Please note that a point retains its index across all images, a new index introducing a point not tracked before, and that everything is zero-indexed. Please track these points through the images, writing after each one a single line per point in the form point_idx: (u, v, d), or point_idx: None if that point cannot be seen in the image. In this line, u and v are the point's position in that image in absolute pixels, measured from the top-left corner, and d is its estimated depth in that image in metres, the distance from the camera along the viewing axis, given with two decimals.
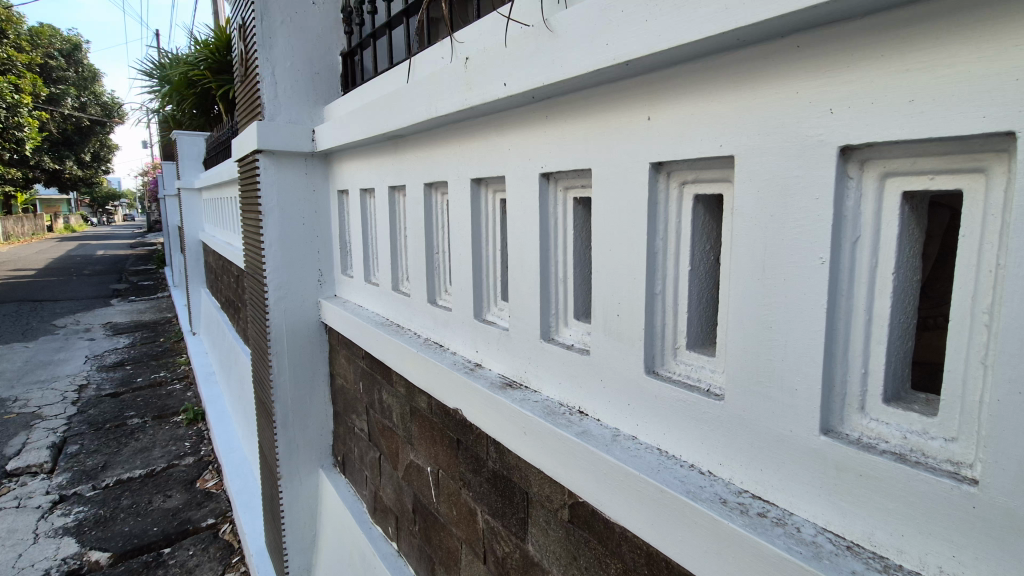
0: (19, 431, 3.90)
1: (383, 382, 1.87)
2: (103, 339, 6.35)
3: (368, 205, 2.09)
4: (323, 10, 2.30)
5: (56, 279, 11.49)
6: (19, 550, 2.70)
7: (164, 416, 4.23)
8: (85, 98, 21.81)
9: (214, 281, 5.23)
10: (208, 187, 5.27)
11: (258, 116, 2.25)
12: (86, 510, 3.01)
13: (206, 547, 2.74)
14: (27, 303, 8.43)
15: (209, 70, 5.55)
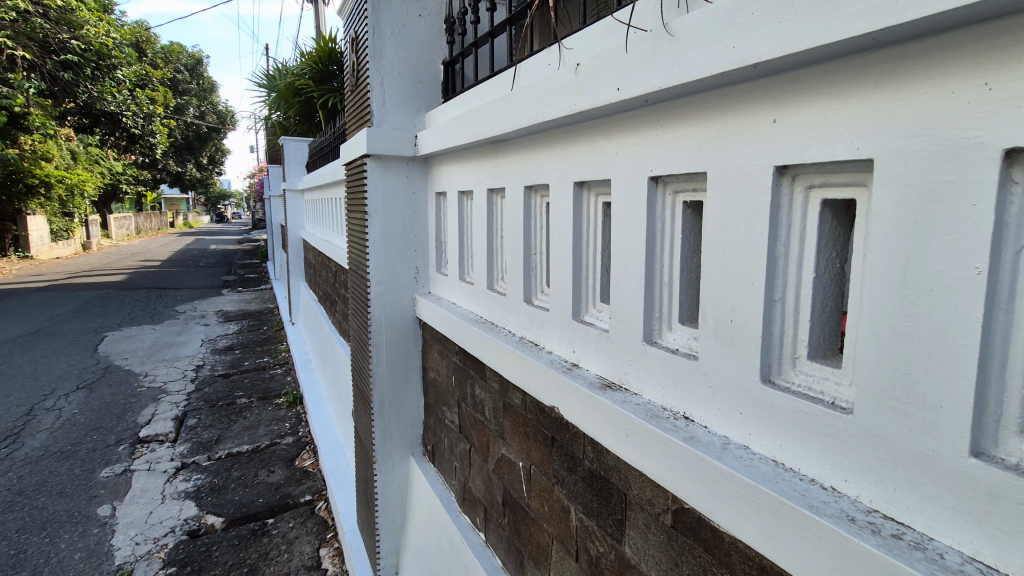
0: (149, 403, 4.40)
1: (475, 377, 1.94)
2: (216, 325, 7.04)
3: (465, 207, 2.18)
4: (429, 22, 2.43)
5: (177, 269, 12.89)
6: (150, 507, 3.03)
7: (267, 398, 4.63)
8: (204, 108, 24.31)
9: (313, 276, 5.65)
10: (310, 188, 5.72)
11: (367, 123, 2.42)
12: (203, 478, 3.34)
13: (304, 521, 2.96)
14: (154, 290, 9.52)
15: (313, 80, 6.04)
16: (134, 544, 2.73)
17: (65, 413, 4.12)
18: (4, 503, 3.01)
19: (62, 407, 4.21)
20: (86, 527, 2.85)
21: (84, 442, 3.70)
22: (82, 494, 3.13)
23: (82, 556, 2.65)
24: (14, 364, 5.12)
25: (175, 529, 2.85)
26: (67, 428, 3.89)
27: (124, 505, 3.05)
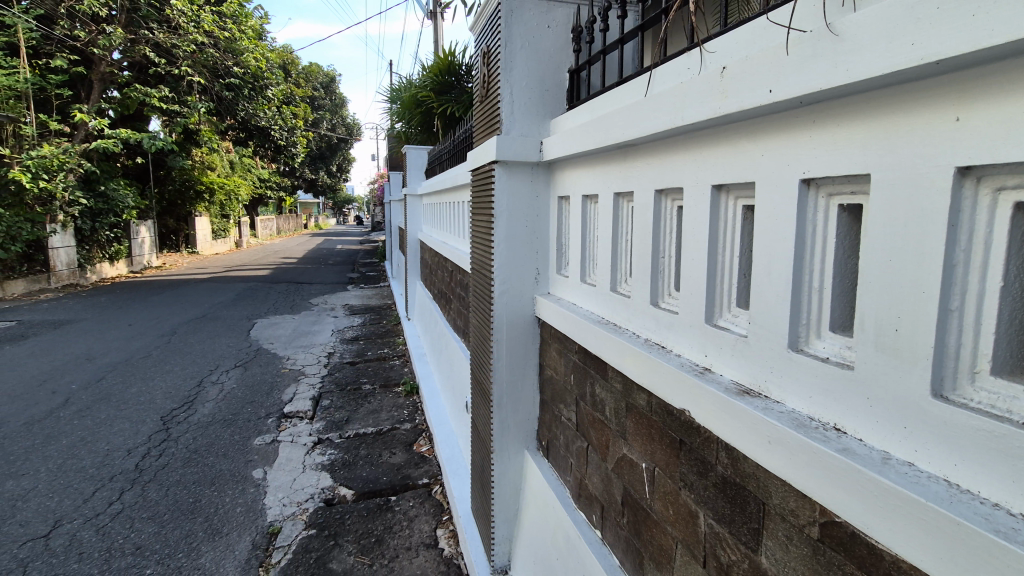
0: (291, 383, 4.98)
1: (596, 376, 1.97)
2: (344, 318, 7.75)
3: (589, 211, 2.23)
4: (557, 32, 2.53)
5: (310, 266, 14.39)
6: (294, 474, 3.40)
7: (388, 386, 5.03)
8: (335, 121, 26.90)
9: (429, 275, 6.05)
10: (429, 193, 6.14)
11: (497, 130, 2.56)
12: (336, 453, 3.71)
13: (422, 502, 3.18)
14: (293, 284, 10.71)
15: (433, 91, 6.51)
16: (282, 504, 3.07)
17: (226, 387, 4.77)
18: (182, 457, 3.51)
19: (224, 382, 4.89)
20: (244, 486, 3.24)
21: (242, 413, 4.26)
22: (241, 457, 3.58)
23: (242, 510, 3.00)
24: (189, 342, 6.05)
25: (314, 495, 3.18)
26: (228, 400, 4.51)
27: (273, 470, 3.45)
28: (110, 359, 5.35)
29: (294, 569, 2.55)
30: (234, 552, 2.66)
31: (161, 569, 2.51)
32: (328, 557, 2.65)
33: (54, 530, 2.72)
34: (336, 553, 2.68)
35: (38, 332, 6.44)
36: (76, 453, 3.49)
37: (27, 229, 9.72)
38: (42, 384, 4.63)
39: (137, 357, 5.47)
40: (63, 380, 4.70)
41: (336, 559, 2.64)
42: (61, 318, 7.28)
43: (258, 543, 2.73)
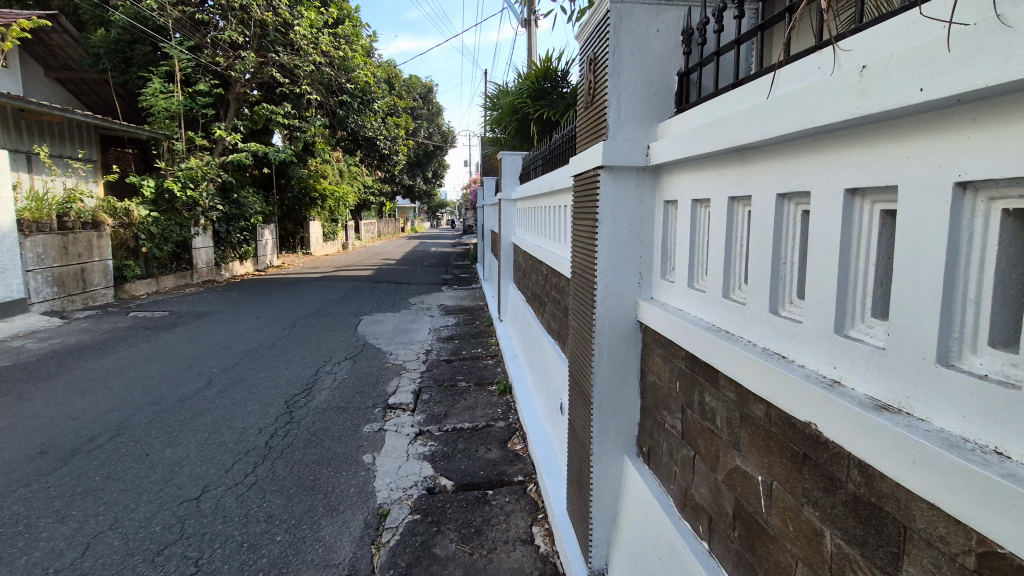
0: (394, 376, 5.33)
1: (706, 384, 1.93)
2: (439, 317, 8.12)
3: (699, 215, 2.18)
4: (666, 36, 2.51)
5: (407, 267, 15.22)
6: (399, 462, 3.64)
7: (483, 384, 5.22)
8: (432, 129, 28.29)
9: (522, 278, 6.18)
10: (523, 198, 6.30)
11: (603, 136, 2.57)
12: (436, 445, 3.91)
13: (518, 498, 3.26)
14: (393, 284, 11.39)
15: (530, 98, 6.73)
16: (389, 489, 3.29)
17: (338, 377, 5.20)
18: (304, 438, 3.88)
19: (336, 373, 5.33)
20: (357, 469, 3.51)
21: (353, 401, 4.62)
22: (352, 442, 3.88)
23: (355, 490, 3.25)
24: (305, 335, 6.65)
25: (418, 483, 3.38)
26: (341, 389, 4.91)
27: (381, 456, 3.70)
28: (242, 347, 6.03)
29: (402, 549, 2.71)
30: (350, 528, 2.88)
31: (289, 536, 2.76)
32: (432, 542, 2.79)
33: (203, 493, 3.09)
34: (439, 539, 2.82)
35: (186, 321, 7.40)
36: (218, 428, 3.96)
37: (177, 232, 11.20)
38: (190, 367, 5.31)
39: (265, 346, 6.12)
40: (206, 364, 5.37)
41: (439, 545, 2.78)
42: (203, 309, 8.31)
43: (370, 523, 2.93)
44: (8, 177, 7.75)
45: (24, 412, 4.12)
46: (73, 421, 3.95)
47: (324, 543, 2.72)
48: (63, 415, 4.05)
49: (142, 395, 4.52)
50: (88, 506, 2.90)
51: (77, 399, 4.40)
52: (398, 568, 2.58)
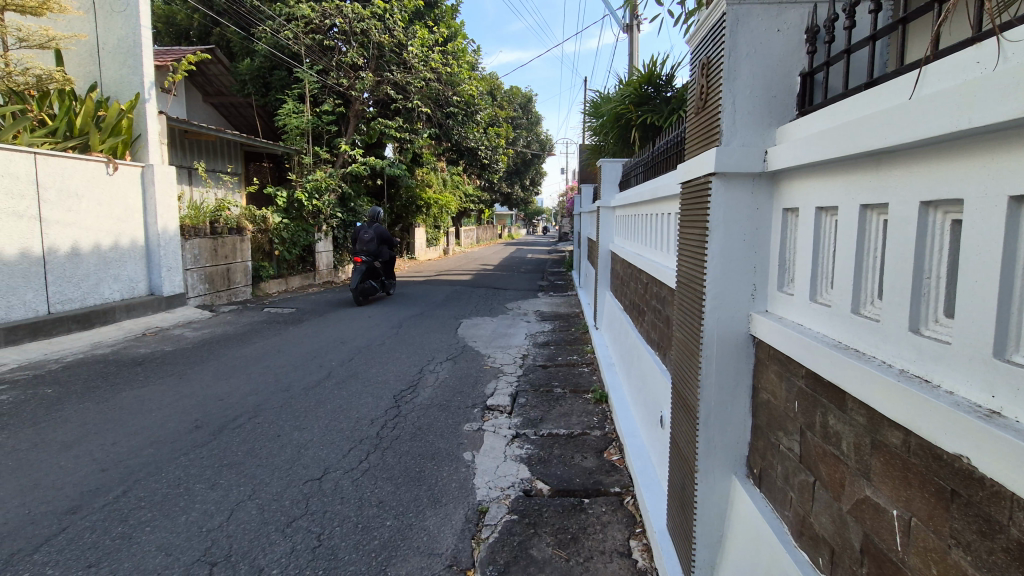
0: (492, 378, 5.51)
1: (830, 405, 1.79)
2: (535, 323, 8.24)
3: (823, 224, 2.04)
4: (787, 36, 2.38)
5: (504, 273, 15.61)
6: (497, 461, 3.75)
7: (578, 391, 5.21)
8: (529, 138, 29.01)
9: (620, 286, 6.10)
10: (622, 206, 6.24)
11: (716, 142, 2.49)
12: (532, 448, 3.98)
13: (614, 509, 3.22)
14: (491, 289, 11.75)
15: (632, 104, 6.70)
16: (489, 487, 3.41)
17: (440, 376, 5.48)
18: (410, 432, 4.13)
19: (438, 371, 5.62)
20: (458, 464, 3.67)
21: (454, 400, 4.84)
22: (454, 438, 4.07)
23: (457, 485, 3.41)
24: (411, 335, 7.08)
25: (515, 484, 3.46)
26: (443, 387, 5.18)
27: (480, 455, 3.84)
28: (356, 343, 6.56)
29: (501, 547, 2.80)
30: (452, 520, 3.02)
31: (397, 522, 2.95)
32: (529, 543, 2.85)
33: (325, 475, 3.41)
34: (536, 541, 2.87)
35: (309, 318, 8.20)
36: (337, 416, 4.34)
37: (303, 237, 12.43)
38: (313, 359, 5.88)
39: (375, 343, 6.61)
40: (326, 358, 5.91)
41: (536, 547, 2.82)
42: (323, 307, 9.16)
43: (470, 518, 3.05)
44: (175, 189, 9.08)
45: (185, 390, 4.80)
46: (221, 401, 4.53)
47: (429, 532, 2.88)
48: (214, 395, 4.67)
49: (274, 382, 5.08)
50: (233, 476, 3.31)
51: (224, 382, 5.04)
52: (497, 564, 2.67)
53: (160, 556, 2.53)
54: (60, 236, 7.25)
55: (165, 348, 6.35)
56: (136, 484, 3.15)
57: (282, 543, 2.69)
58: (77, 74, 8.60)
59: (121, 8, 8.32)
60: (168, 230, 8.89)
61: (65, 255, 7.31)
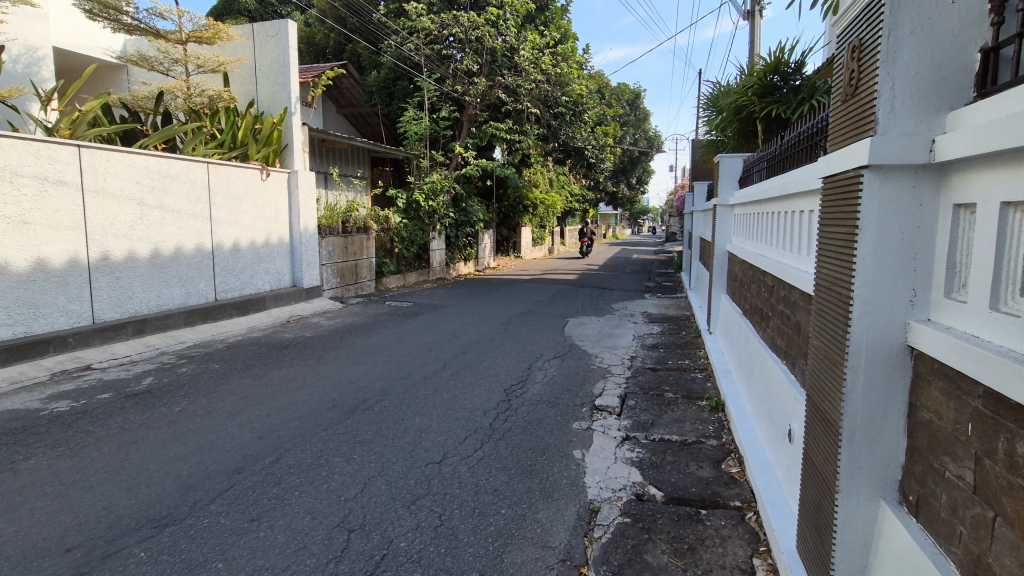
0: (600, 378, 5.46)
1: (1018, 431, 1.55)
2: (644, 325, 8.03)
3: (1009, 222, 1.75)
4: (963, 8, 2.09)
5: (610, 273, 15.41)
6: (607, 462, 3.71)
7: (691, 397, 5.00)
8: (637, 135, 28.60)
9: (738, 289, 5.76)
10: (741, 204, 5.88)
11: (868, 132, 2.23)
12: (643, 452, 3.89)
13: (735, 524, 3.03)
14: (597, 289, 11.67)
15: (756, 95, 6.31)
16: (599, 487, 3.38)
17: (549, 373, 5.55)
18: (521, 425, 4.23)
19: (547, 368, 5.69)
20: (568, 461, 3.69)
21: (563, 398, 4.87)
22: (563, 436, 4.10)
23: (568, 481, 3.43)
24: (520, 331, 7.25)
25: (627, 487, 3.40)
26: (551, 384, 5.24)
27: (590, 455, 3.82)
28: (468, 338, 6.85)
29: (614, 548, 2.77)
30: (564, 516, 3.04)
31: (512, 512, 3.04)
32: (644, 548, 2.80)
33: (444, 459, 3.61)
34: (650, 547, 2.80)
35: (425, 311, 8.72)
36: (452, 406, 4.56)
37: (419, 236, 13.22)
38: (430, 350, 6.24)
39: (486, 338, 6.85)
40: (441, 350, 6.24)
41: (651, 553, 2.76)
42: (437, 302, 9.68)
43: (583, 516, 3.05)
44: (314, 192, 10.10)
45: (322, 373, 5.33)
46: (352, 385, 4.97)
47: (542, 525, 2.93)
48: (345, 378, 5.14)
49: (397, 370, 5.47)
50: (364, 453, 3.62)
51: (355, 367, 5.53)
52: (611, 565, 2.65)
53: (307, 518, 2.84)
54: (225, 233, 8.38)
55: (305, 334, 7.09)
56: (286, 453, 3.56)
57: (408, 519, 2.89)
58: (239, 93, 9.83)
59: (274, 33, 9.42)
60: (307, 229, 9.91)
61: (228, 250, 8.45)
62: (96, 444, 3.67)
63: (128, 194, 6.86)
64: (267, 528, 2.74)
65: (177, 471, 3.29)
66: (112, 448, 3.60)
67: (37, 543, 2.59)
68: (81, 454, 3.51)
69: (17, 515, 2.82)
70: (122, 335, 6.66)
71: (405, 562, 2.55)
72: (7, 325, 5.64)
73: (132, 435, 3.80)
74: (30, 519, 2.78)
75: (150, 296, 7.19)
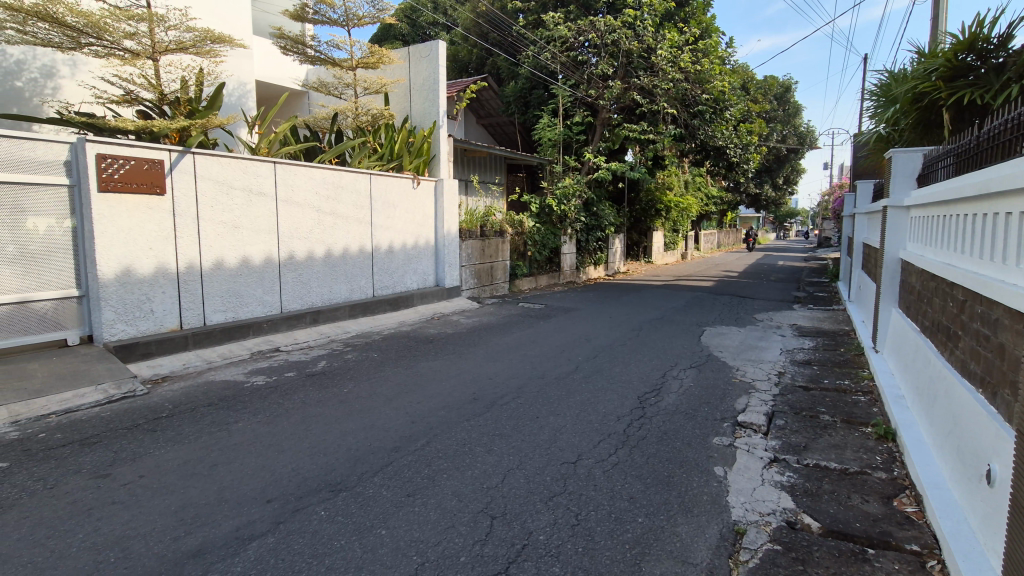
0: (743, 393, 5.11)
1: None
2: (793, 338, 7.34)
3: None
4: None
5: (752, 281, 14.26)
6: (753, 484, 3.46)
7: (852, 423, 4.47)
8: (785, 132, 26.35)
9: (915, 302, 5.01)
10: (920, 206, 5.13)
11: None
12: (795, 477, 3.57)
13: (913, 570, 2.65)
14: (737, 297, 10.91)
15: (942, 79, 5.49)
16: (745, 508, 3.18)
17: (686, 383, 5.33)
18: (657, 435, 4.13)
19: (683, 378, 5.47)
20: (709, 478, 3.52)
21: (701, 410, 4.65)
22: (703, 450, 3.91)
23: (709, 498, 3.27)
24: (653, 339, 7.05)
25: (777, 512, 3.15)
26: (689, 395, 5.03)
27: (734, 473, 3.60)
28: (600, 342, 6.83)
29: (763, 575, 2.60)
30: (706, 534, 2.91)
31: (649, 522, 2.99)
32: None
33: (578, 460, 3.66)
34: None
35: (556, 314, 8.87)
36: (586, 408, 4.60)
37: (551, 240, 13.49)
38: (562, 352, 6.34)
39: (618, 344, 6.78)
40: (573, 353, 6.31)
41: None
42: (568, 305, 9.79)
43: (726, 536, 2.89)
44: (456, 198, 10.81)
45: (463, 367, 5.70)
46: (490, 380, 5.24)
47: (682, 540, 2.84)
48: (484, 374, 5.44)
49: (531, 369, 5.64)
50: (503, 446, 3.81)
51: (492, 364, 5.83)
52: None
53: (455, 501, 3.07)
54: (382, 236, 9.30)
55: (447, 331, 7.63)
56: (435, 438, 3.88)
57: (547, 514, 2.99)
58: (396, 110, 10.90)
59: (426, 54, 10.26)
60: (449, 233, 10.63)
61: (384, 252, 9.38)
62: (285, 415, 4.33)
63: (307, 202, 7.93)
64: (421, 504, 3.02)
65: (347, 444, 3.75)
66: (297, 419, 4.22)
67: (247, 492, 3.14)
68: (274, 422, 4.17)
69: (231, 468, 3.43)
70: (301, 323, 7.74)
71: (545, 555, 2.64)
72: (220, 312, 6.90)
73: (311, 410, 4.42)
74: (241, 472, 3.38)
75: (323, 291, 8.25)
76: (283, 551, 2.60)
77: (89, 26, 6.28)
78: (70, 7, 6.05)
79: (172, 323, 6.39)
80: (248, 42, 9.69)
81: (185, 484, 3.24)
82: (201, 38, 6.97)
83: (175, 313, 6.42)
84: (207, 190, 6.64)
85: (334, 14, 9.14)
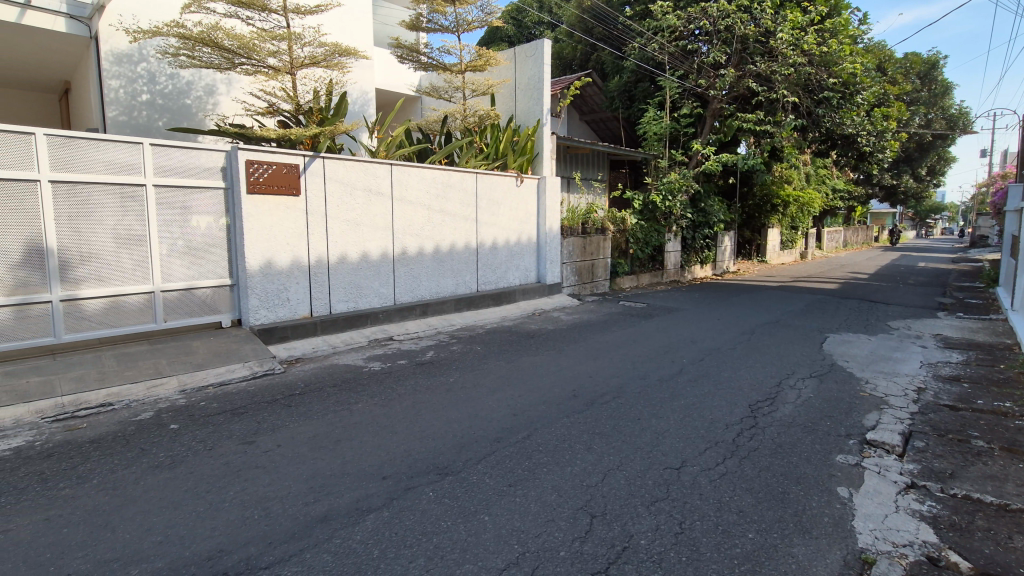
0: (873, 408, 4.60)
1: None
2: (936, 350, 6.47)
3: None
4: None
5: (885, 285, 12.75)
6: (885, 510, 3.11)
7: (1015, 452, 3.84)
8: (932, 115, 22.93)
9: None
10: None
11: None
12: (938, 508, 3.16)
13: None
14: (866, 302, 9.82)
15: None
16: (875, 536, 2.87)
17: (804, 394, 4.90)
18: (771, 447, 3.86)
19: (802, 388, 5.03)
20: (831, 498, 3.22)
21: (822, 424, 4.26)
22: (824, 467, 3.59)
23: (831, 521, 3.00)
24: (766, 343, 6.58)
25: (916, 545, 2.80)
26: (808, 406, 4.63)
27: (861, 496, 3.27)
28: (707, 345, 6.51)
29: None
30: (827, 559, 2.67)
31: (761, 538, 2.81)
32: None
33: (682, 466, 3.53)
34: None
35: (659, 314, 8.58)
36: (691, 414, 4.41)
37: (654, 238, 13.10)
38: (665, 354, 6.12)
39: (726, 347, 6.41)
40: (678, 354, 6.08)
41: None
42: (672, 305, 9.43)
43: (852, 564, 2.64)
44: (558, 195, 10.84)
45: (562, 364, 5.72)
46: (590, 378, 5.22)
47: (799, 561, 2.63)
48: (584, 371, 5.43)
49: (632, 369, 5.52)
50: (603, 445, 3.78)
51: (592, 362, 5.80)
52: None
53: (555, 495, 3.11)
54: (486, 233, 9.60)
55: (548, 327, 7.70)
56: (535, 432, 3.95)
57: (648, 518, 2.93)
58: (501, 110, 11.15)
59: (531, 53, 10.34)
60: (551, 230, 10.70)
61: (489, 248, 9.67)
62: (397, 399, 4.64)
63: (419, 201, 8.39)
64: (522, 495, 3.10)
65: (453, 431, 3.94)
66: (407, 404, 4.51)
67: (365, 467, 3.43)
68: (388, 405, 4.49)
69: (352, 445, 3.76)
70: (413, 315, 8.24)
71: (647, 560, 2.59)
72: (343, 302, 7.54)
73: (420, 396, 4.70)
74: (360, 449, 3.69)
75: (432, 285, 8.71)
76: (396, 526, 2.80)
77: (241, 48, 7.11)
78: (227, 32, 6.92)
79: (303, 311, 7.11)
80: (369, 53, 10.45)
81: (313, 456, 3.60)
82: (331, 52, 7.66)
83: (306, 302, 7.13)
84: (333, 190, 7.28)
85: (446, 21, 9.56)
